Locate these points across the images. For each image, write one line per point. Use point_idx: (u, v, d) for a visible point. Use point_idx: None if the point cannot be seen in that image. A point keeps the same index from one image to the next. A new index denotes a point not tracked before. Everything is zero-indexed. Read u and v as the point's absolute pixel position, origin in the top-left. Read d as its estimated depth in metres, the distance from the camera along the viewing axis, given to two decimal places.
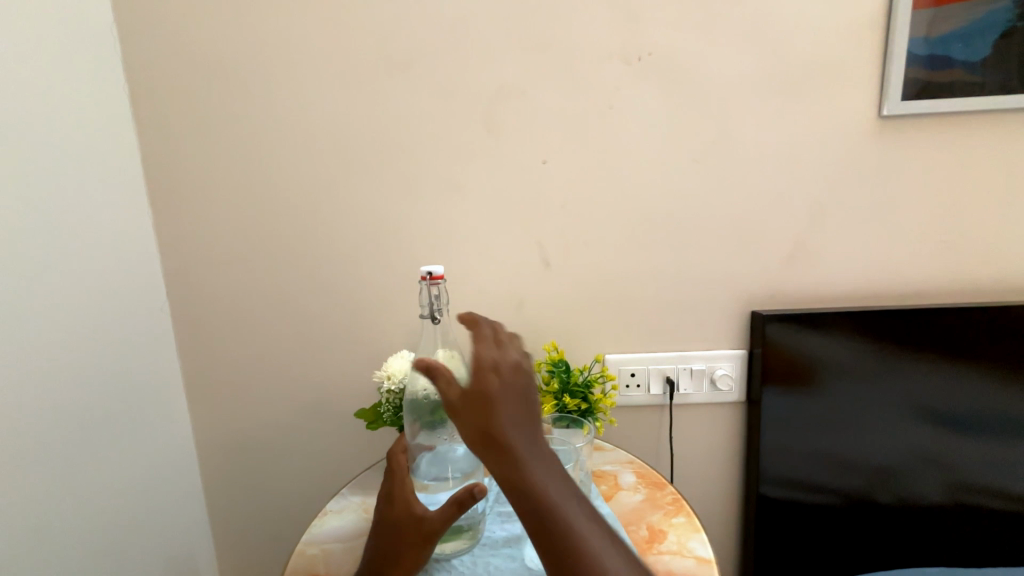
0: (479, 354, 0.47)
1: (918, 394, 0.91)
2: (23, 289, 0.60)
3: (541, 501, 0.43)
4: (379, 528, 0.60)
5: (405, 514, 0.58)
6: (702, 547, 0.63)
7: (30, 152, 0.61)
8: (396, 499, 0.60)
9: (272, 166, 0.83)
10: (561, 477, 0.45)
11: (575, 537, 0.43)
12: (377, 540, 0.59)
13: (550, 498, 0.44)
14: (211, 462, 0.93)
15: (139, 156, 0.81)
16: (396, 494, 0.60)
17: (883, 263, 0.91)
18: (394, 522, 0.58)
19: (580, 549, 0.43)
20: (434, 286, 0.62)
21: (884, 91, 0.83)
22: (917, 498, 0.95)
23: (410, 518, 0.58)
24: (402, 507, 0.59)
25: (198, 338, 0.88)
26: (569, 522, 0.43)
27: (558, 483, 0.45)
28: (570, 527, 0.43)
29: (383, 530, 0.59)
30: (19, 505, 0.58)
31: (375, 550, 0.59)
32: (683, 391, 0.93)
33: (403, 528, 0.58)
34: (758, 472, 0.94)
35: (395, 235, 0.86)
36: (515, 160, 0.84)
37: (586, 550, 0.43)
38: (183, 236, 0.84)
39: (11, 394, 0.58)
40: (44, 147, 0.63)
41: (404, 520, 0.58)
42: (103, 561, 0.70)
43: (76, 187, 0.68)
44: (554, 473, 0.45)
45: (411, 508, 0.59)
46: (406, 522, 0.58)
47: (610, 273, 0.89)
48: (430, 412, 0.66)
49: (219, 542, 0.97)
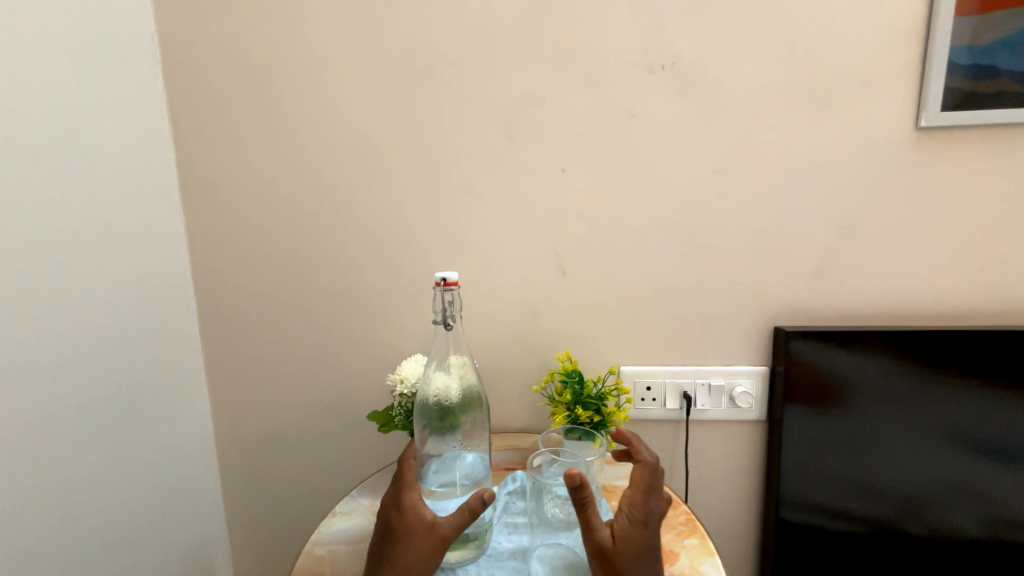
0: (635, 500, 0.55)
1: (955, 420, 0.86)
2: (48, 282, 0.62)
3: None
4: (384, 534, 0.58)
5: (416, 522, 0.57)
6: (715, 571, 0.61)
7: (64, 154, 0.64)
8: (406, 507, 0.57)
9: (296, 170, 0.85)
10: None
11: None
12: (382, 547, 0.57)
13: None
14: (228, 457, 0.96)
15: (174, 159, 0.84)
16: (405, 502, 0.58)
17: (917, 281, 0.86)
18: (404, 530, 0.56)
19: None
20: (447, 292, 0.62)
21: (922, 101, 0.80)
22: (951, 531, 0.89)
23: (421, 526, 0.57)
24: (413, 515, 0.57)
25: (221, 336, 0.91)
26: None
27: None
28: None
29: (389, 539, 0.57)
30: (36, 492, 0.60)
31: (380, 557, 0.57)
32: (701, 407, 0.91)
33: (413, 535, 0.56)
34: (778, 495, 0.90)
35: (413, 240, 0.87)
36: (534, 168, 0.84)
37: None
38: (209, 236, 0.87)
39: (32, 384, 0.60)
40: (78, 149, 0.66)
41: (415, 528, 0.56)
42: (118, 551, 0.72)
43: (108, 188, 0.71)
44: None
45: (422, 515, 0.57)
46: (417, 530, 0.56)
47: (626, 284, 0.87)
48: (439, 417, 0.68)
49: (233, 536, 0.99)
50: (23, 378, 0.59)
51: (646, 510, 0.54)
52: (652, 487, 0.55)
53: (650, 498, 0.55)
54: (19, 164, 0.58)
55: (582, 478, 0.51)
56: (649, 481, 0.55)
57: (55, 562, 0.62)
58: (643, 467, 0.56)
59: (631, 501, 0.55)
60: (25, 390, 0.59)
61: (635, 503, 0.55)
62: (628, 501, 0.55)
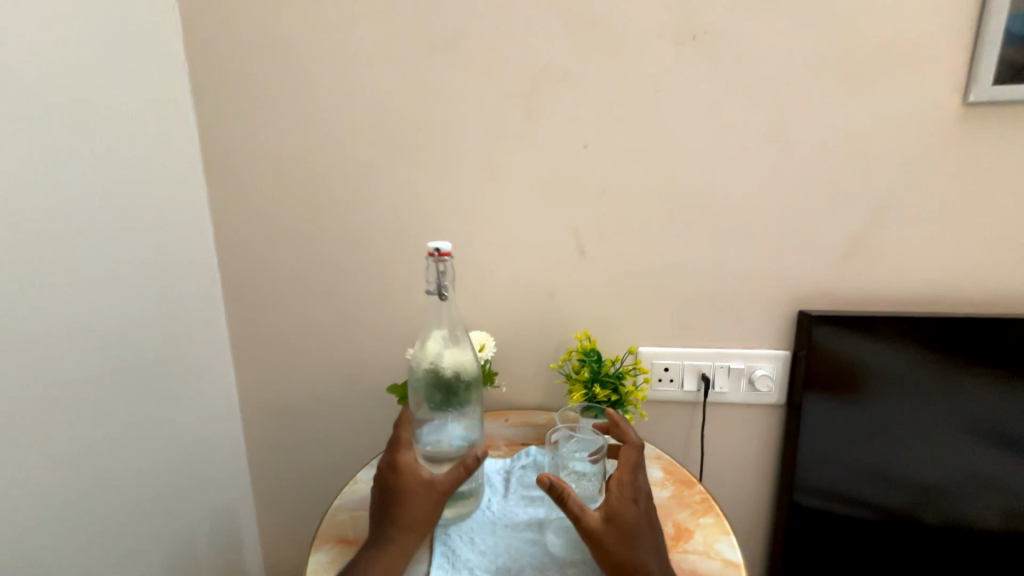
0: (624, 479, 0.56)
1: (980, 412, 0.84)
2: (69, 255, 0.63)
3: None
4: (384, 497, 0.60)
5: (415, 480, 0.59)
6: (730, 550, 0.61)
7: (84, 126, 0.65)
8: (402, 467, 0.59)
9: (317, 145, 0.85)
10: None
11: None
12: (384, 509, 0.59)
13: None
14: (253, 426, 0.99)
15: (197, 132, 0.85)
16: (400, 463, 0.60)
17: (951, 266, 0.83)
18: (403, 489, 0.58)
19: None
20: (441, 263, 0.62)
21: (972, 75, 0.75)
22: (969, 521, 0.88)
23: (420, 483, 0.59)
24: (410, 474, 0.59)
25: (244, 309, 0.93)
26: None
27: None
28: None
29: (390, 500, 0.59)
30: (64, 456, 0.63)
31: (383, 519, 0.58)
32: (718, 389, 0.90)
33: (413, 493, 0.58)
34: (793, 479, 0.90)
35: (432, 216, 0.87)
36: (556, 144, 0.82)
37: None
38: (232, 210, 0.88)
39: (57, 353, 0.62)
40: (97, 121, 0.67)
41: (414, 486, 0.58)
42: (145, 512, 0.75)
43: (128, 160, 0.72)
44: None
45: (419, 473, 0.59)
46: (416, 487, 0.58)
47: (647, 264, 0.86)
48: (437, 385, 0.67)
49: (258, 500, 1.04)
50: (47, 347, 0.61)
51: (635, 487, 0.56)
52: (638, 466, 0.58)
53: (638, 475, 0.57)
54: (36, 137, 0.59)
55: (553, 478, 0.54)
56: (634, 460, 0.58)
57: (84, 521, 0.65)
58: (627, 448, 0.59)
59: (620, 481, 0.56)
60: (48, 359, 0.61)
61: (624, 482, 0.56)
62: (618, 481, 0.56)
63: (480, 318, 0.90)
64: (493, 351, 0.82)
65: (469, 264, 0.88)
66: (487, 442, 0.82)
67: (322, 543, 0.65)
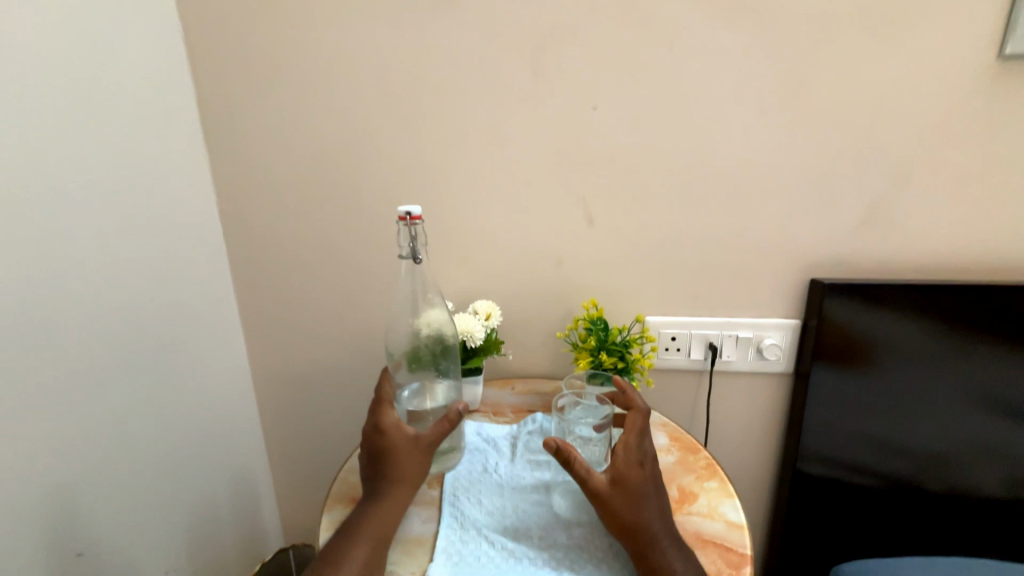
0: (630, 443, 0.57)
1: (990, 381, 0.83)
2: (72, 226, 0.62)
3: None
4: (371, 457, 0.60)
5: (401, 437, 0.60)
6: (734, 512, 0.62)
7: (77, 92, 0.63)
8: (387, 428, 0.59)
9: (318, 111, 0.82)
10: (689, 563, 0.51)
11: None
12: (373, 468, 0.59)
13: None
14: (265, 394, 1.01)
15: (194, 98, 0.83)
16: (384, 424, 0.60)
17: (973, 232, 0.80)
18: (390, 448, 0.59)
19: None
20: (413, 227, 0.65)
21: (1010, 24, 0.70)
22: (972, 489, 0.89)
23: (406, 439, 0.60)
24: (396, 433, 0.60)
25: (251, 279, 0.93)
26: None
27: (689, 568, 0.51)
28: None
29: (377, 459, 0.59)
30: (80, 424, 0.64)
31: (374, 477, 0.59)
32: (726, 358, 0.89)
33: (401, 450, 0.59)
34: (798, 447, 0.90)
35: (437, 183, 0.85)
36: (564, 106, 0.79)
37: None
38: (235, 178, 0.87)
39: (68, 324, 0.62)
40: (91, 87, 0.65)
41: (401, 443, 0.59)
42: (162, 476, 0.78)
43: (123, 127, 0.70)
44: (681, 554, 0.52)
45: (404, 431, 0.60)
46: (402, 444, 0.60)
47: (656, 231, 0.84)
48: (414, 348, 0.72)
49: (273, 465, 1.07)
50: (59, 319, 0.61)
51: (641, 450, 0.57)
52: (644, 431, 0.59)
53: (644, 439, 0.58)
54: (30, 103, 0.57)
55: (561, 442, 0.55)
56: (639, 425, 0.59)
57: (106, 485, 0.68)
58: (634, 413, 0.60)
59: (626, 445, 0.57)
60: (60, 331, 0.61)
61: (629, 446, 0.57)
62: (624, 444, 0.57)
63: (486, 287, 0.90)
64: (499, 320, 0.83)
65: (475, 232, 0.87)
66: (494, 409, 0.84)
67: (334, 503, 0.65)
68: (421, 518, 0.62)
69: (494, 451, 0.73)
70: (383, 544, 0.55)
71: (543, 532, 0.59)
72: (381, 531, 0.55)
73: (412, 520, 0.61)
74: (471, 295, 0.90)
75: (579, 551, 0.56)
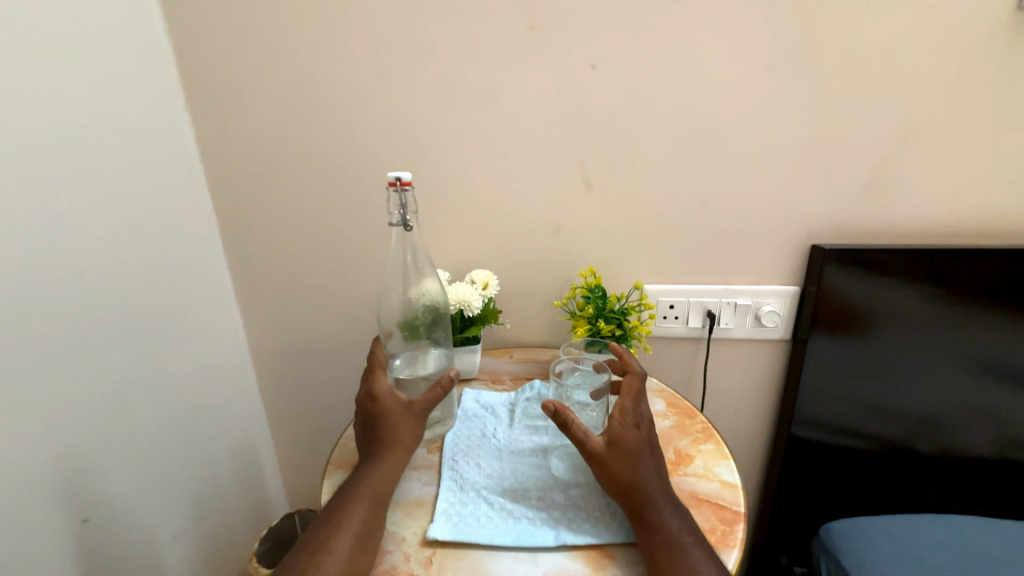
0: (626, 406, 0.58)
1: (984, 346, 0.83)
2: (52, 192, 0.60)
3: (671, 538, 0.49)
4: (367, 424, 0.61)
5: (393, 403, 0.61)
6: (729, 473, 0.63)
7: (43, 47, 0.59)
8: (379, 394, 0.61)
9: (305, 72, 0.79)
10: (687, 523, 0.51)
11: None
12: (368, 434, 0.60)
13: (671, 532, 0.50)
14: (263, 366, 1.01)
15: (173, 59, 0.79)
16: (376, 390, 0.61)
17: (977, 195, 0.79)
18: (382, 414, 0.60)
19: None
20: (403, 194, 0.63)
21: None
22: (960, 450, 0.91)
23: (399, 405, 0.61)
24: (388, 399, 0.61)
25: (243, 250, 0.91)
26: (692, 562, 0.48)
27: (686, 527, 0.51)
28: (693, 568, 0.47)
29: (372, 425, 0.60)
30: (76, 394, 0.63)
31: (370, 443, 0.59)
32: (724, 325, 0.90)
33: (394, 414, 0.60)
34: (792, 412, 0.92)
35: (431, 149, 0.82)
36: (561, 65, 0.76)
37: None
38: (221, 144, 0.84)
39: (58, 293, 0.61)
40: (57, 42, 0.61)
41: (393, 408, 0.60)
42: (164, 444, 0.78)
43: (95, 88, 0.66)
44: (677, 514, 0.52)
45: (397, 396, 0.61)
46: (395, 410, 0.60)
47: (656, 197, 0.82)
48: (405, 317, 0.72)
49: (275, 435, 1.08)
50: (48, 288, 0.60)
51: (637, 413, 0.58)
52: (640, 395, 0.60)
53: (640, 402, 0.59)
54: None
55: (558, 404, 0.55)
56: (636, 389, 0.60)
57: (108, 454, 0.68)
58: (631, 377, 0.61)
59: (623, 408, 0.58)
60: (50, 300, 0.60)
61: (626, 409, 0.58)
62: (620, 407, 0.58)
63: (483, 256, 0.88)
64: (496, 290, 0.82)
65: (471, 200, 0.85)
66: (492, 377, 0.84)
67: (336, 469, 0.66)
68: (421, 482, 0.62)
69: (492, 417, 0.73)
70: (381, 504, 0.55)
71: (541, 492, 0.60)
72: (379, 491, 0.55)
73: (412, 484, 0.62)
74: (468, 265, 0.89)
75: (577, 510, 0.57)
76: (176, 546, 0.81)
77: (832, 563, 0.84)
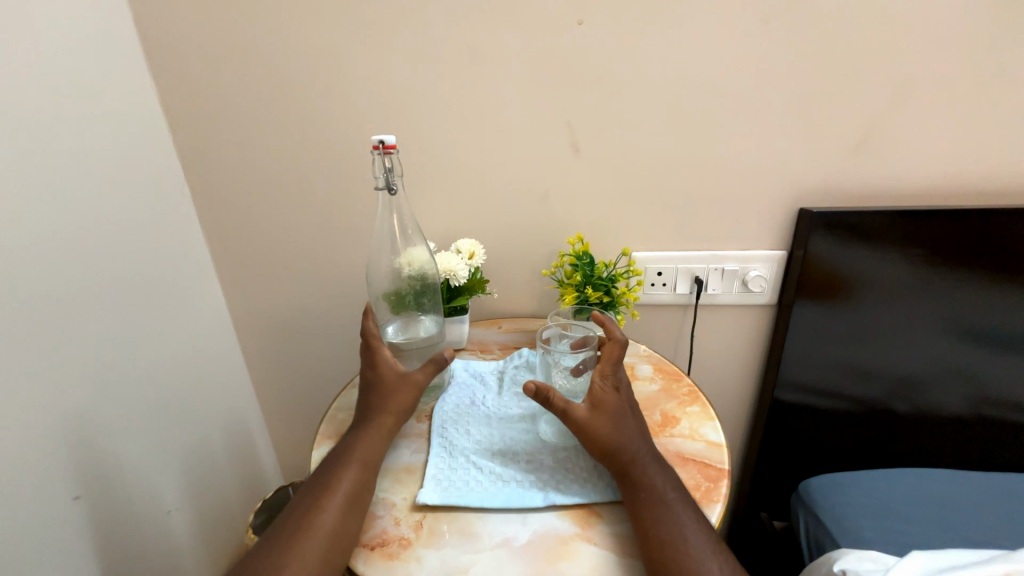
0: (606, 372, 0.58)
1: (965, 308, 0.85)
2: (10, 163, 0.56)
3: (657, 497, 0.50)
4: (363, 392, 0.61)
5: (392, 373, 0.61)
6: (714, 432, 0.64)
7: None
8: (379, 363, 0.61)
9: (273, 28, 0.74)
10: (671, 481, 0.52)
11: (685, 535, 0.47)
12: (365, 401, 0.61)
13: (656, 491, 0.51)
14: (250, 342, 1.00)
15: (130, 14, 0.73)
16: (376, 359, 0.61)
17: (967, 157, 0.79)
18: (381, 383, 0.61)
19: (689, 548, 0.47)
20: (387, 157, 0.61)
21: None
22: (937, 408, 0.94)
23: (396, 374, 0.61)
24: (388, 369, 0.61)
25: (221, 223, 0.88)
26: (679, 519, 0.49)
27: (673, 485, 0.52)
28: (680, 524, 0.48)
29: (369, 393, 0.61)
30: (57, 377, 0.61)
31: (365, 410, 0.60)
32: (711, 291, 0.90)
33: (391, 384, 0.61)
34: (777, 376, 0.94)
35: (412, 113, 0.79)
36: (548, 20, 0.72)
37: (695, 552, 0.46)
38: (189, 110, 0.79)
39: (25, 274, 0.57)
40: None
41: (391, 378, 0.61)
42: (153, 424, 0.77)
43: (52, 50, 0.62)
44: (663, 472, 0.53)
45: (395, 367, 0.62)
46: (392, 379, 0.61)
47: (645, 162, 0.81)
48: (393, 287, 0.71)
49: (265, 410, 1.08)
50: (16, 268, 0.56)
51: (617, 377, 0.58)
52: (621, 361, 0.60)
53: (620, 367, 0.59)
54: None
55: (538, 384, 0.55)
56: (616, 354, 0.60)
57: (97, 438, 0.67)
58: (611, 343, 0.60)
59: (601, 376, 0.58)
60: (18, 279, 0.57)
61: (606, 374, 0.58)
62: (601, 373, 0.58)
63: (468, 225, 0.87)
64: (483, 259, 0.81)
65: (455, 166, 0.82)
66: (481, 347, 0.84)
67: (325, 439, 0.66)
68: (411, 449, 0.63)
69: (481, 385, 0.74)
70: (372, 468, 0.55)
71: (530, 455, 0.61)
72: (369, 456, 0.56)
73: (402, 452, 0.62)
74: (454, 234, 0.88)
75: (566, 473, 0.58)
76: (175, 519, 0.82)
77: (808, 516, 0.88)
